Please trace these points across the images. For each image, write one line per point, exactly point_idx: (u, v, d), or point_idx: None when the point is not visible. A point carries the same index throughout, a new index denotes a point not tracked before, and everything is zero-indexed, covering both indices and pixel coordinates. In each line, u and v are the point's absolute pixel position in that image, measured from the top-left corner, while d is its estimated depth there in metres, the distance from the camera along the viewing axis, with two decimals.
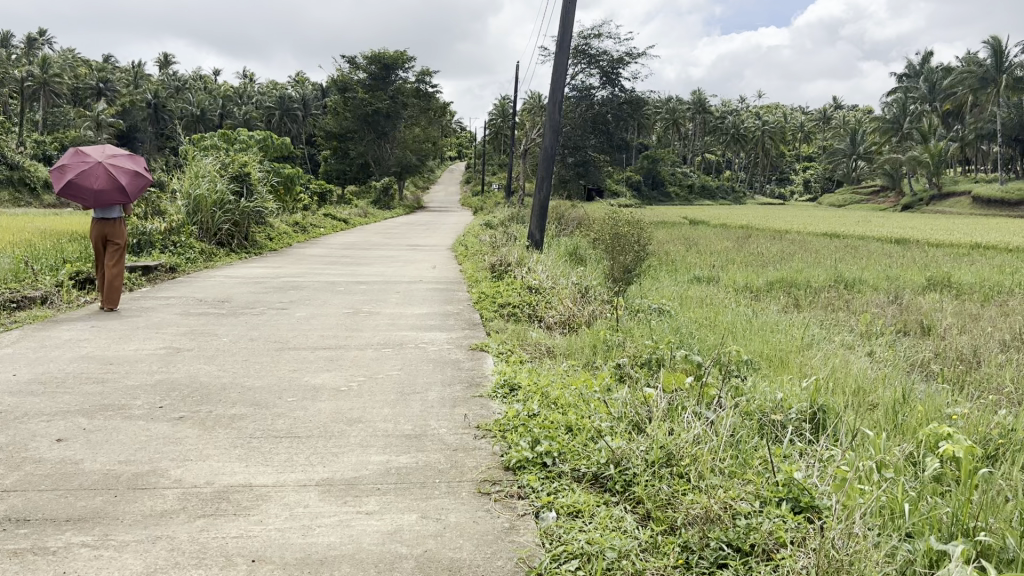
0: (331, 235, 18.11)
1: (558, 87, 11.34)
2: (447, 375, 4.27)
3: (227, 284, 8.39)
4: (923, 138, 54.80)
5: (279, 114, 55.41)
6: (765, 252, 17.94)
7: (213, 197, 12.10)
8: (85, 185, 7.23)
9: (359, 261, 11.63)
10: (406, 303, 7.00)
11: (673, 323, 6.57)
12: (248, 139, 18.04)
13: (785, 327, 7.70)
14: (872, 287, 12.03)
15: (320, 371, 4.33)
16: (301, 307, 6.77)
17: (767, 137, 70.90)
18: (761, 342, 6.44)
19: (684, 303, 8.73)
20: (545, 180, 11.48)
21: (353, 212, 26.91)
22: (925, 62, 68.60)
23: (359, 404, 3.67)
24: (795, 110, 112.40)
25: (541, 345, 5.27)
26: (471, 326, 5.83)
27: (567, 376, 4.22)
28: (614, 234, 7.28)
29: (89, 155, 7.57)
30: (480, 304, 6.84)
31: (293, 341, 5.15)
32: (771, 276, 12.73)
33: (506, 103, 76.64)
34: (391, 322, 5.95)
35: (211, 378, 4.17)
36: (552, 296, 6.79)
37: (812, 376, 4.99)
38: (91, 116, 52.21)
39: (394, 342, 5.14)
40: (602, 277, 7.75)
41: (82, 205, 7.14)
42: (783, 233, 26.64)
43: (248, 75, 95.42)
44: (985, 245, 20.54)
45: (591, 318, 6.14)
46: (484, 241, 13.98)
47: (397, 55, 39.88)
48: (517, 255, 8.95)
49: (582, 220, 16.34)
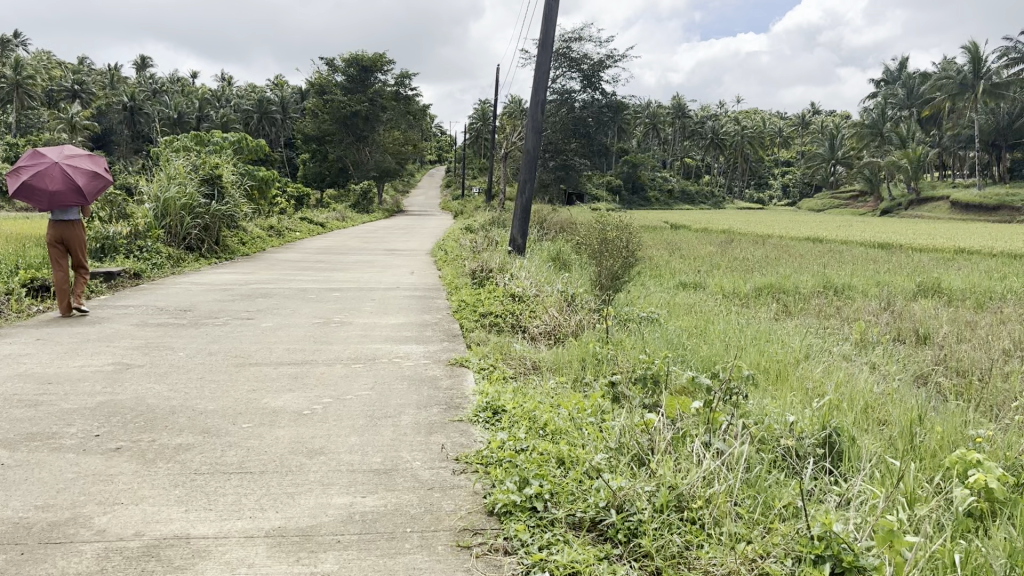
0: (307, 240, 17.64)
1: (541, 86, 10.97)
2: (423, 395, 3.87)
3: (193, 292, 7.94)
4: (902, 142, 54.94)
5: (256, 117, 54.77)
6: (749, 257, 17.65)
7: (181, 200, 11.63)
8: (40, 185, 6.79)
9: (334, 267, 11.20)
10: (381, 313, 6.58)
11: (666, 333, 6.21)
12: (221, 140, 17.55)
13: (781, 337, 7.37)
14: (862, 293, 11.73)
15: (283, 392, 3.90)
16: (269, 317, 6.34)
17: (747, 142, 70.95)
18: (757, 353, 6.10)
19: (673, 311, 8.38)
20: (527, 183, 11.11)
21: (331, 216, 26.47)
22: (902, 67, 68.99)
23: (323, 431, 3.26)
24: (774, 116, 112.84)
25: (525, 359, 4.88)
26: (451, 339, 5.44)
27: (556, 397, 3.84)
28: (600, 239, 6.92)
29: (46, 154, 7.11)
30: (460, 314, 6.44)
31: (257, 356, 4.72)
32: (759, 282, 12.42)
33: (486, 107, 76.29)
34: (364, 334, 5.53)
35: (159, 400, 3.73)
36: (536, 305, 6.41)
37: (818, 394, 4.63)
38: (64, 118, 51.36)
39: (367, 357, 4.72)
40: (588, 283, 7.38)
41: (35, 208, 6.69)
42: (765, 237, 26.43)
43: (226, 78, 94.60)
44: (970, 250, 20.39)
45: (577, 329, 5.77)
46: (464, 245, 13.61)
47: (375, 57, 39.46)
48: (499, 261, 8.56)
49: (564, 224, 16.01)
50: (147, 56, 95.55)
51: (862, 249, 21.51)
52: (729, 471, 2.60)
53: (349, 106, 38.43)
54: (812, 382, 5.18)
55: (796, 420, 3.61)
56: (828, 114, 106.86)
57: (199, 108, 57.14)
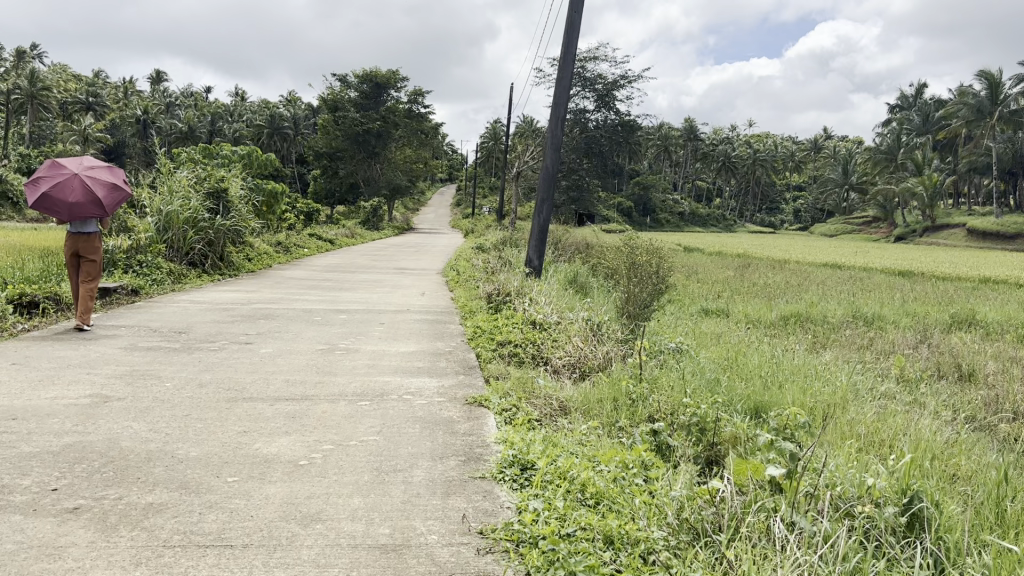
0: (315, 257, 17.20)
1: (561, 101, 10.52)
2: (438, 442, 3.37)
3: (191, 312, 7.47)
4: (918, 169, 54.42)
5: (268, 133, 54.59)
6: (769, 283, 17.11)
7: (185, 215, 11.23)
8: (59, 198, 6.52)
9: (341, 286, 10.72)
10: (391, 339, 6.08)
11: (702, 369, 5.74)
12: (229, 154, 17.17)
13: (819, 371, 6.86)
14: (894, 324, 11.22)
15: (276, 435, 3.39)
16: (269, 342, 5.85)
17: (760, 166, 70.54)
18: (800, 393, 5.60)
19: (700, 340, 7.89)
20: (545, 202, 10.64)
21: (341, 232, 26.11)
22: (918, 94, 68.70)
23: (320, 490, 2.76)
24: (785, 140, 112.49)
25: (551, 398, 4.38)
26: (467, 371, 4.94)
27: (591, 448, 3.35)
28: (629, 263, 6.43)
29: (65, 165, 6.84)
30: (475, 342, 5.95)
31: (252, 390, 4.22)
32: (783, 310, 11.91)
33: (498, 127, 76.17)
34: (371, 364, 5.03)
35: (136, 443, 3.23)
36: (558, 334, 5.91)
37: (878, 448, 4.13)
38: (77, 131, 51.27)
39: (375, 392, 4.22)
40: (612, 310, 6.89)
41: (55, 220, 6.43)
42: (783, 262, 25.90)
43: (240, 94, 94.89)
44: (994, 279, 19.88)
45: (605, 363, 5.28)
46: (477, 266, 13.15)
47: (389, 74, 39.31)
48: (515, 284, 8.06)
49: (581, 247, 15.55)
50: (162, 71, 96.18)
51: (882, 275, 20.97)
52: (822, 566, 2.12)
53: (362, 123, 38.15)
54: (868, 427, 4.71)
55: (872, 482, 3.12)
56: (841, 140, 106.46)
57: (212, 122, 57.12)
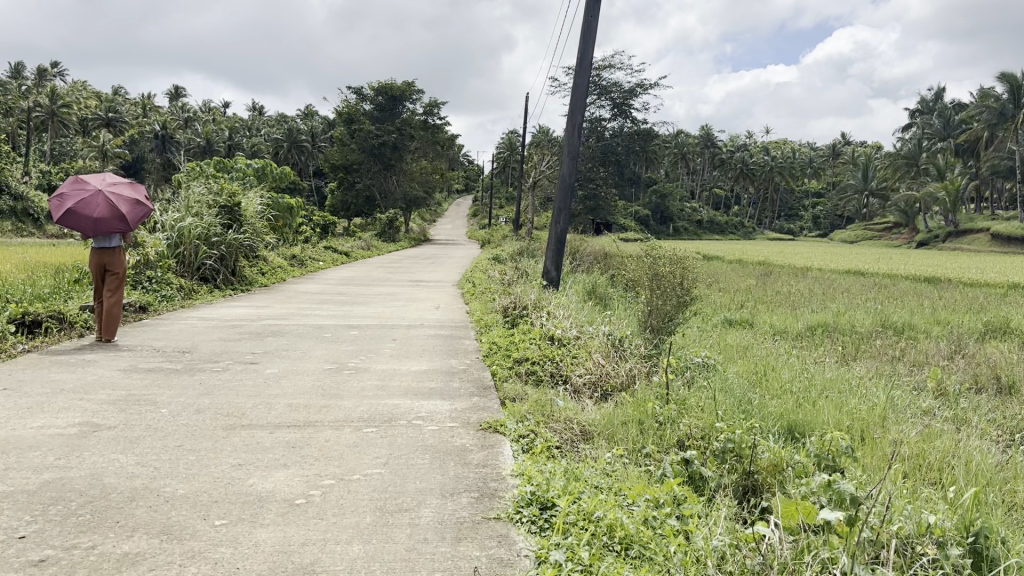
0: (330, 270, 16.98)
1: (578, 108, 10.23)
2: (449, 475, 3.08)
3: (199, 330, 7.22)
4: (939, 173, 53.71)
5: (286, 146, 54.75)
6: (791, 291, 16.74)
7: (196, 229, 11.00)
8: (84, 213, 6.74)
9: (354, 300, 10.45)
10: (402, 357, 5.80)
11: (731, 386, 5.46)
12: (243, 166, 16.99)
13: (854, 386, 6.55)
14: (925, 333, 10.85)
15: (273, 469, 3.11)
16: (276, 361, 5.58)
17: (777, 173, 69.99)
18: (834, 410, 5.32)
19: (726, 353, 7.60)
20: (562, 212, 10.35)
21: (357, 245, 25.92)
22: (937, 98, 68.10)
23: (319, 535, 2.48)
24: (803, 146, 111.67)
25: (572, 421, 4.09)
26: (482, 392, 4.64)
27: (617, 482, 3.10)
28: (652, 275, 6.12)
29: (88, 182, 7.01)
30: (491, 359, 5.66)
31: (252, 416, 3.95)
32: (809, 320, 11.56)
33: (514, 137, 76.01)
34: (381, 385, 4.75)
35: (121, 480, 2.95)
36: (578, 350, 5.61)
37: (930, 477, 3.80)
38: (96, 147, 51.52)
39: (383, 417, 3.93)
40: (634, 323, 6.59)
41: (80, 233, 6.59)
42: (804, 270, 25.44)
43: (258, 108, 95.30)
44: (1021, 285, 19.42)
45: (628, 381, 5.02)
46: (494, 277, 12.88)
47: (405, 86, 39.23)
48: (532, 297, 7.76)
49: (599, 256, 15.29)
50: (180, 86, 96.98)
51: (907, 282, 20.52)
52: None
53: (378, 135, 38.04)
54: (911, 449, 4.43)
55: (932, 518, 2.84)
56: (859, 145, 105.53)
57: (230, 136, 57.31)
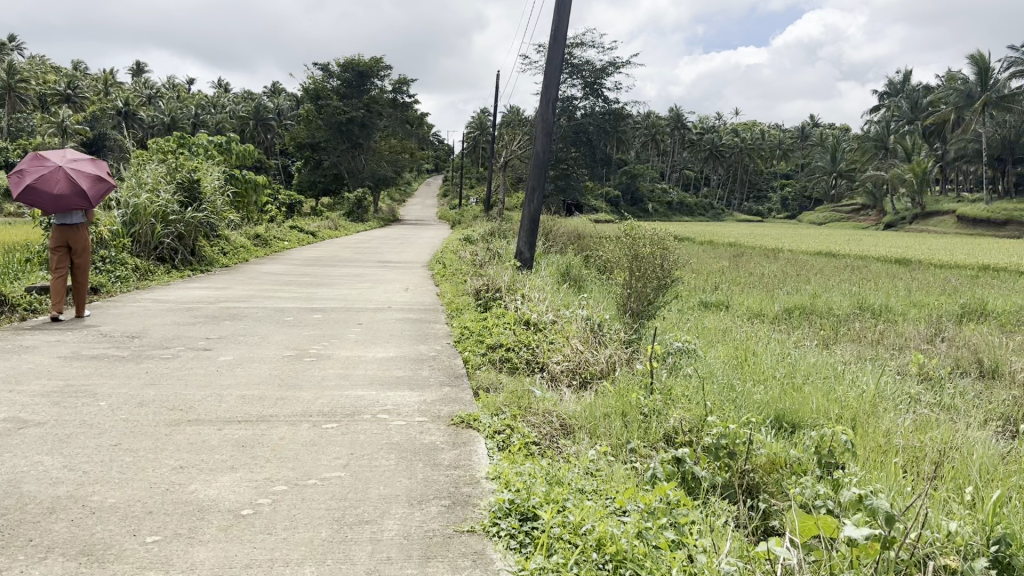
0: (295, 250, 16.49)
1: (552, 83, 9.88)
2: (417, 478, 2.75)
3: (151, 313, 6.80)
4: (907, 154, 53.96)
5: (252, 124, 53.77)
6: (764, 272, 16.54)
7: (152, 207, 10.53)
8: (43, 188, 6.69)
9: (319, 281, 10.05)
10: (367, 343, 5.45)
11: (715, 372, 5.20)
12: (204, 142, 16.43)
13: (839, 372, 6.33)
14: (902, 315, 10.68)
15: (218, 474, 2.77)
16: (231, 348, 5.21)
17: (746, 154, 70.06)
18: (820, 397, 5.10)
19: (704, 336, 7.36)
20: (535, 191, 10.01)
21: (324, 224, 25.41)
22: (905, 81, 68.54)
23: (267, 554, 2.15)
24: (772, 128, 112.02)
25: (551, 415, 3.77)
26: (454, 381, 4.32)
27: (604, 485, 2.81)
28: (630, 257, 5.81)
29: (47, 157, 6.94)
30: (463, 345, 5.33)
31: (199, 410, 3.58)
32: (786, 302, 11.36)
33: (484, 117, 75.33)
34: (343, 374, 4.41)
35: (41, 487, 2.60)
36: (554, 335, 5.31)
37: (936, 479, 3.54)
38: (55, 123, 50.17)
39: (345, 412, 3.59)
40: (613, 306, 6.30)
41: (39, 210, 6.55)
42: (776, 251, 25.30)
43: (223, 85, 93.61)
44: (992, 267, 19.41)
45: (608, 369, 4.77)
46: (465, 258, 12.51)
47: (372, 62, 38.54)
48: (505, 279, 7.42)
49: (572, 238, 15.00)
50: (143, 61, 94.89)
51: (879, 265, 20.45)
52: None
53: (345, 111, 37.35)
54: (905, 441, 4.20)
55: (960, 528, 2.55)
56: (826, 126, 106.07)
57: (194, 114, 56.09)
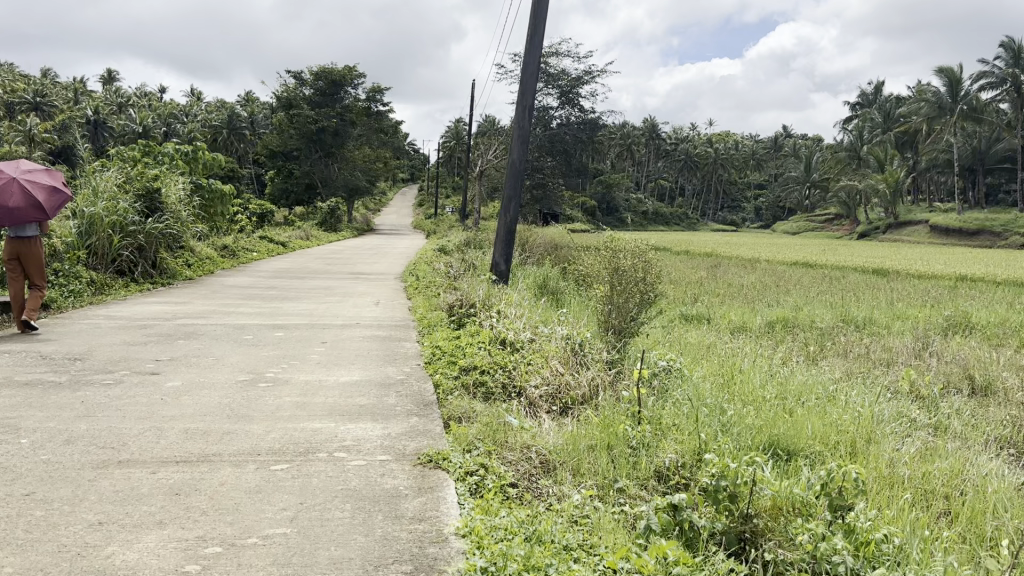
0: (263, 261, 16.03)
1: (528, 88, 9.53)
2: (375, 536, 2.38)
3: (100, 330, 6.35)
4: (880, 165, 54.25)
5: (225, 133, 53.17)
6: (743, 283, 16.26)
7: (111, 218, 10.07)
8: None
9: (285, 295, 9.63)
10: (330, 365, 5.04)
11: (704, 396, 4.86)
12: (169, 151, 15.94)
13: (830, 392, 5.99)
14: (887, 329, 10.41)
15: (142, 532, 2.37)
16: (181, 371, 4.79)
17: (721, 165, 70.31)
18: (817, 421, 4.76)
19: (688, 353, 7.01)
20: (511, 201, 9.66)
21: (296, 234, 24.88)
22: (876, 92, 69.14)
23: None
24: (746, 139, 112.73)
25: (529, 449, 3.39)
26: (422, 409, 3.93)
27: (592, 540, 2.44)
28: (611, 269, 5.44)
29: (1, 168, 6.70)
30: (435, 367, 4.94)
31: (133, 447, 3.17)
32: (769, 315, 11.07)
33: (460, 126, 75.08)
34: (300, 404, 4.01)
35: None
36: (532, 356, 4.95)
37: (955, 529, 3.20)
38: (22, 131, 49.24)
39: (299, 450, 3.20)
40: (593, 323, 5.92)
41: None
42: (753, 262, 25.11)
43: (196, 94, 92.73)
44: (970, 277, 19.30)
45: (590, 394, 4.44)
46: (439, 271, 12.13)
47: (345, 71, 38.08)
48: (480, 293, 7.04)
49: (548, 249, 14.65)
50: (114, 70, 93.79)
51: (857, 275, 20.28)
52: None
53: (317, 120, 36.84)
54: (916, 473, 3.87)
55: None
56: (799, 135, 106.75)
57: (165, 122, 55.33)
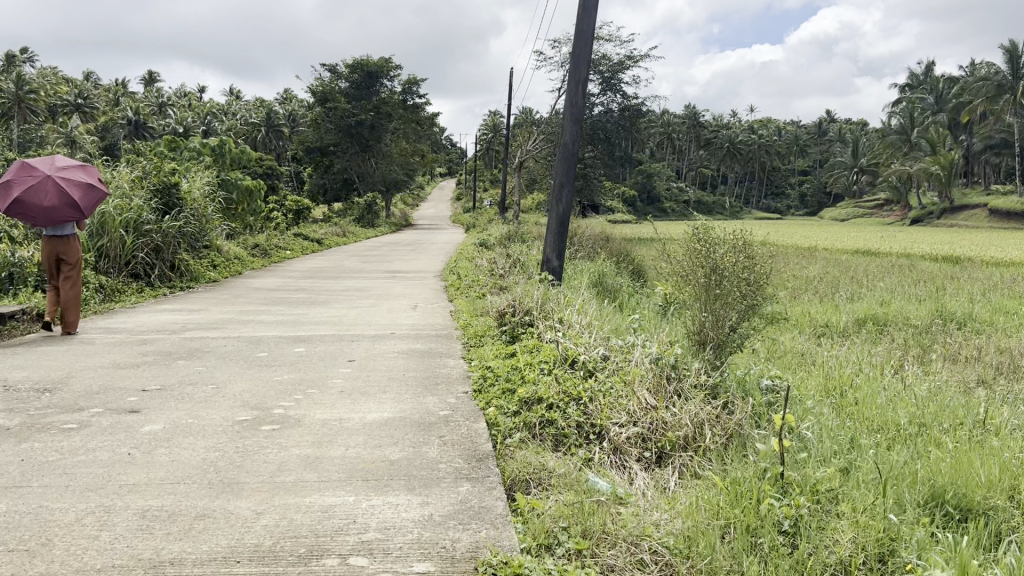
0: (297, 261, 15.09)
1: (580, 60, 8.35)
2: None
3: (92, 349, 5.37)
4: (933, 148, 52.00)
5: (264, 130, 52.76)
6: (811, 275, 14.99)
7: (124, 216, 9.18)
8: (33, 202, 5.88)
9: (313, 299, 8.64)
10: (357, 396, 3.99)
11: (840, 434, 3.75)
12: (195, 147, 15.07)
13: (979, 415, 4.79)
14: (992, 327, 9.13)
15: None
16: (167, 408, 3.76)
17: (765, 152, 68.32)
18: (989, 460, 3.66)
19: (785, 366, 5.88)
20: (562, 190, 8.58)
21: (331, 231, 24.12)
22: (927, 73, 66.58)
23: None
24: (790, 125, 110.27)
25: (640, 541, 2.30)
26: (475, 468, 2.85)
27: None
28: (708, 270, 4.25)
29: (37, 165, 6.19)
30: (489, 398, 3.87)
31: (55, 554, 2.14)
32: (856, 311, 9.84)
33: (497, 118, 73.96)
34: (312, 461, 2.95)
35: None
36: (613, 383, 3.84)
37: None
38: (64, 134, 49.17)
39: (298, 554, 2.14)
40: (680, 334, 4.77)
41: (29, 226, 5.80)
42: (811, 250, 23.69)
43: (234, 93, 92.75)
44: None
45: (693, 438, 3.37)
46: (484, 267, 11.13)
47: (381, 62, 37.09)
48: (536, 297, 5.94)
49: (600, 241, 13.56)
50: (155, 72, 94.12)
51: (929, 263, 18.84)
52: None
53: (353, 114, 35.97)
54: None
55: None
56: (844, 121, 104.14)
57: (204, 121, 55.02)
